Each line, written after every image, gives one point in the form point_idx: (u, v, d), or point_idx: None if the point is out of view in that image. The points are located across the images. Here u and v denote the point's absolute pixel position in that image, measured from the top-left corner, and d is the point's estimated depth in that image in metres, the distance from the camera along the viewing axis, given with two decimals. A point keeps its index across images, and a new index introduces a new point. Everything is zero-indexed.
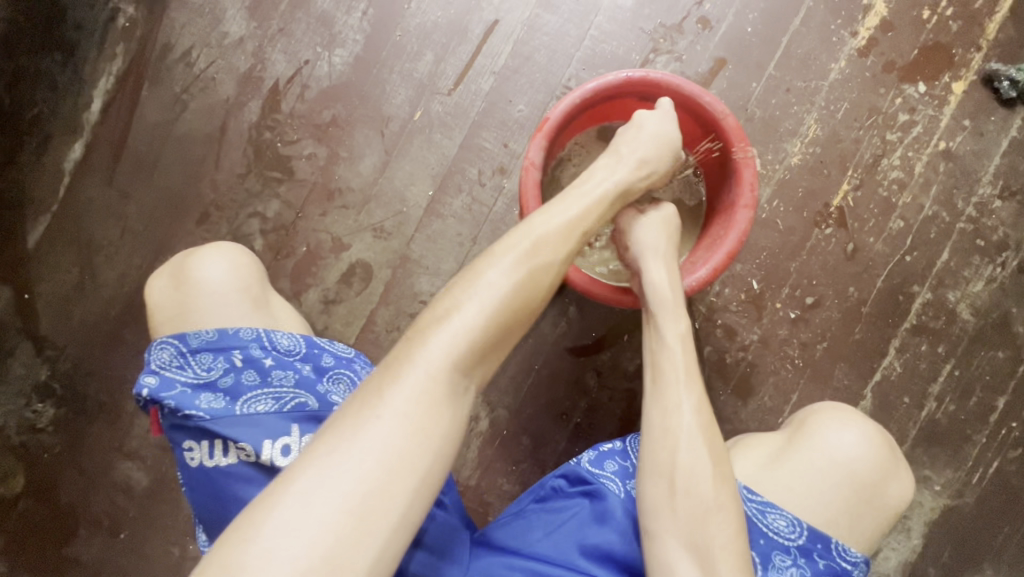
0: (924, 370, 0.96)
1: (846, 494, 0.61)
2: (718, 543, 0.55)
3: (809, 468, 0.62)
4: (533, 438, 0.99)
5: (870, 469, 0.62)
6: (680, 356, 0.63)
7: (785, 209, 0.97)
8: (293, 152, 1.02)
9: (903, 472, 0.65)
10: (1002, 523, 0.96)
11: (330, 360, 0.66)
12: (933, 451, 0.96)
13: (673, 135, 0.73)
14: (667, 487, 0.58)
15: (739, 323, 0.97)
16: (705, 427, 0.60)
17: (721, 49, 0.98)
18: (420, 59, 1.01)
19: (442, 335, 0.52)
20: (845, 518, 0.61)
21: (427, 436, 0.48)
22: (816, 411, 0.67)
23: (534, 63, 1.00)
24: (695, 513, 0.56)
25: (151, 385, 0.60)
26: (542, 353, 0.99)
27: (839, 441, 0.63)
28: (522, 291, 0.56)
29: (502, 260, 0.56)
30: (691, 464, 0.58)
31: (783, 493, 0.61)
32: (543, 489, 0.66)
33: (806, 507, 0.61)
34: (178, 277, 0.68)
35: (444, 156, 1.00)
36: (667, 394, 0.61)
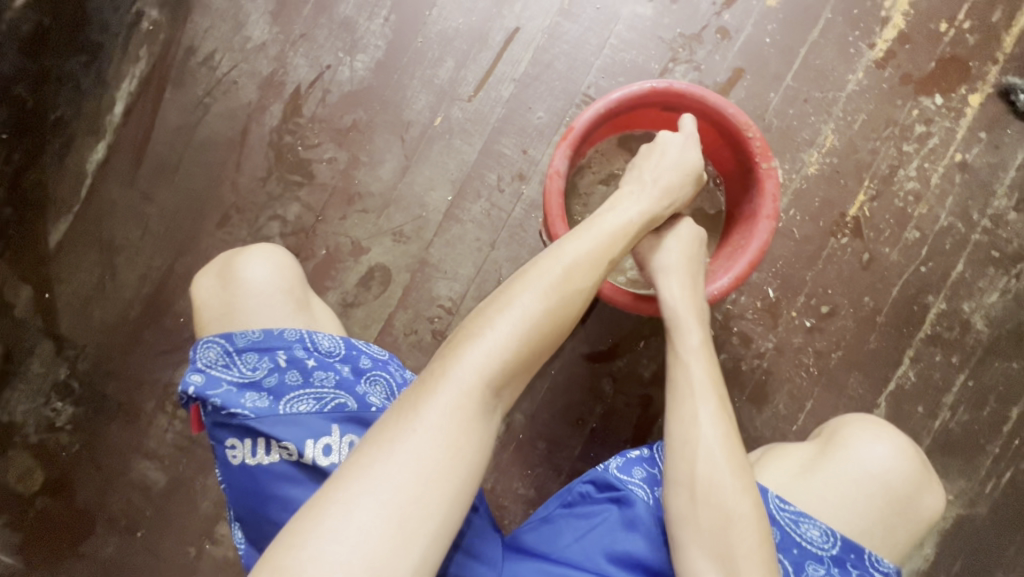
0: (938, 380, 0.97)
1: (878, 505, 0.62)
2: (742, 553, 0.55)
3: (842, 479, 0.63)
4: (549, 443, 1.00)
5: (902, 481, 0.63)
6: (697, 371, 0.63)
7: (802, 218, 0.98)
8: (314, 155, 1.03)
9: (934, 483, 0.65)
10: (1014, 533, 0.96)
11: (368, 362, 0.67)
12: (946, 461, 0.97)
13: (694, 161, 0.74)
14: (688, 499, 0.58)
15: (755, 331, 0.98)
16: (722, 437, 0.60)
17: (739, 59, 0.99)
18: (441, 65, 1.02)
19: (475, 355, 0.52)
20: (877, 528, 0.62)
21: (461, 456, 0.49)
22: (846, 423, 0.68)
23: (554, 71, 1.01)
24: (717, 525, 0.57)
25: (198, 382, 0.61)
26: (559, 358, 1.00)
27: (872, 453, 0.64)
28: (556, 311, 0.56)
29: (534, 280, 0.56)
30: (709, 477, 0.58)
31: (816, 503, 0.62)
32: (570, 494, 0.67)
33: (839, 518, 0.62)
34: (224, 276, 0.69)
35: (464, 161, 1.01)
36: (681, 406, 0.61)
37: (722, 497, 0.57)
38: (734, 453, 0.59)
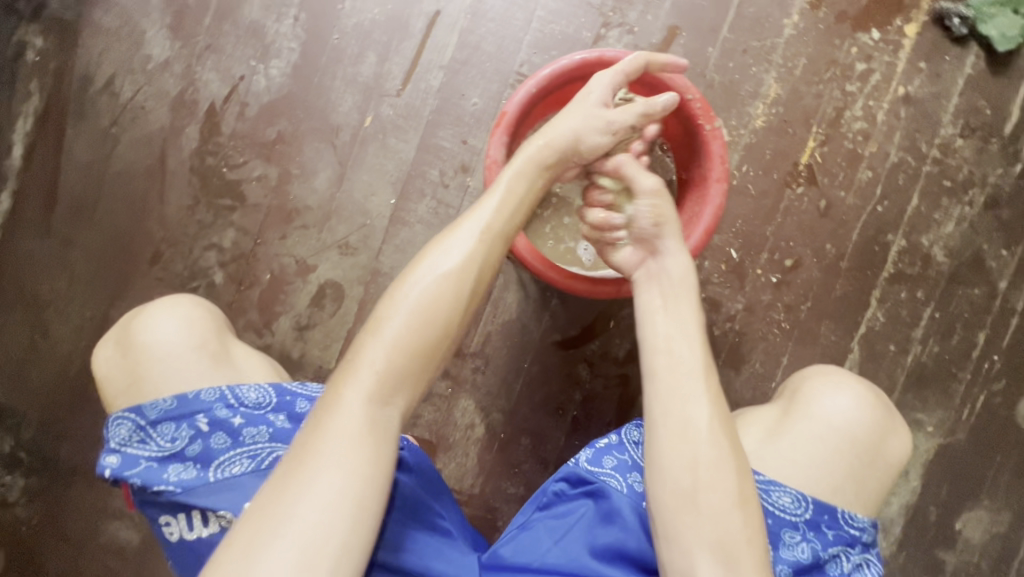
0: (905, 317, 0.97)
1: (848, 460, 0.60)
2: (744, 538, 0.51)
3: (809, 438, 0.61)
4: (531, 438, 0.97)
5: (868, 433, 0.61)
6: (695, 349, 0.57)
7: (755, 173, 0.96)
8: (241, 175, 0.96)
9: (896, 428, 0.64)
10: (994, 453, 0.98)
11: (305, 405, 0.62)
12: (923, 395, 0.98)
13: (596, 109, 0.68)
14: (690, 486, 0.52)
15: (723, 294, 0.97)
16: (726, 416, 0.55)
17: (672, 16, 0.95)
18: (362, 61, 0.96)
19: (357, 376, 0.51)
20: (850, 484, 0.60)
21: (355, 476, 0.47)
22: (806, 379, 0.66)
23: (483, 52, 0.95)
24: (725, 508, 0.51)
25: (114, 464, 0.58)
26: (531, 350, 0.97)
27: (835, 406, 0.62)
28: (438, 310, 0.54)
29: (416, 286, 0.55)
30: (713, 459, 0.52)
31: (786, 467, 0.60)
32: (545, 495, 0.65)
33: (811, 479, 0.59)
34: (130, 345, 0.64)
35: (402, 160, 0.96)
36: (684, 381, 0.55)
37: (726, 478, 0.52)
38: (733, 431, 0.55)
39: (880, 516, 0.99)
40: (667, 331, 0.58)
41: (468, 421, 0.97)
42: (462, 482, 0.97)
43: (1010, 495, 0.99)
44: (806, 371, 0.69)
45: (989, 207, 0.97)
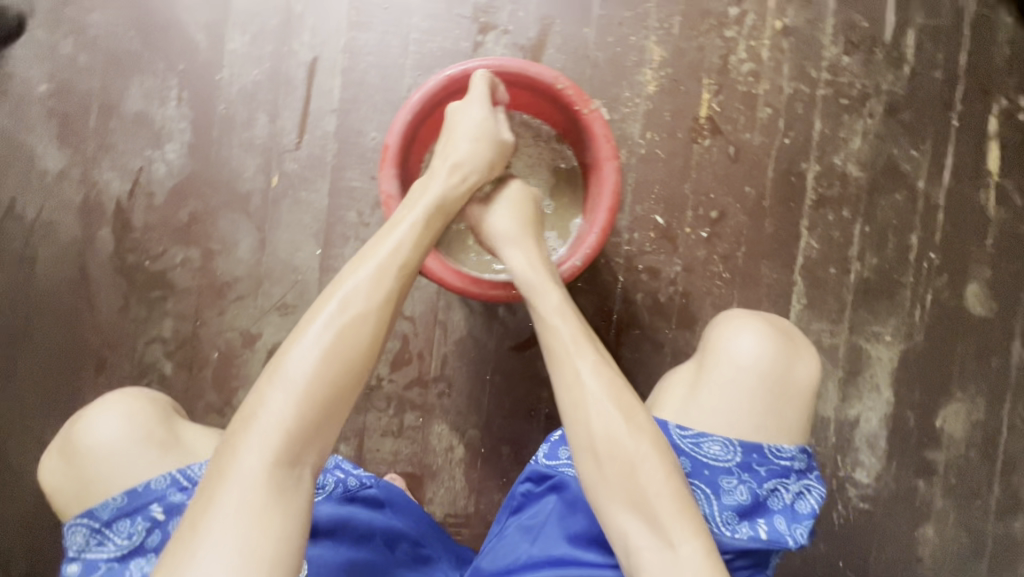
0: (838, 238, 0.99)
1: (764, 396, 0.61)
2: (653, 491, 0.51)
3: (721, 384, 0.62)
4: (512, 446, 0.98)
5: (779, 364, 0.62)
6: (565, 329, 0.58)
7: (660, 137, 0.98)
8: (165, 264, 0.96)
9: (805, 352, 0.64)
10: (955, 346, 1.01)
11: None
12: (874, 308, 1.00)
13: (486, 122, 0.71)
14: (595, 460, 0.53)
15: (659, 260, 0.98)
16: (619, 385, 0.55)
17: (542, 7, 0.96)
18: (254, 124, 0.96)
19: (255, 441, 0.51)
20: (773, 417, 0.61)
21: (257, 549, 0.47)
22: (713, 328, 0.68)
23: (369, 87, 0.96)
24: (630, 470, 0.52)
25: (77, 571, 0.60)
26: (490, 361, 0.98)
27: (741, 347, 0.63)
28: (346, 361, 0.54)
29: (307, 334, 0.54)
30: (617, 431, 0.53)
31: (708, 418, 0.62)
32: (515, 499, 0.66)
33: (733, 423, 0.61)
34: (70, 451, 0.64)
35: (318, 210, 0.96)
36: (564, 361, 0.57)
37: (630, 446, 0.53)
38: (630, 395, 0.55)
39: (864, 433, 1.01)
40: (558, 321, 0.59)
41: (447, 445, 0.98)
42: (456, 505, 0.98)
43: (980, 381, 1.01)
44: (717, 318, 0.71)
45: (890, 114, 0.99)
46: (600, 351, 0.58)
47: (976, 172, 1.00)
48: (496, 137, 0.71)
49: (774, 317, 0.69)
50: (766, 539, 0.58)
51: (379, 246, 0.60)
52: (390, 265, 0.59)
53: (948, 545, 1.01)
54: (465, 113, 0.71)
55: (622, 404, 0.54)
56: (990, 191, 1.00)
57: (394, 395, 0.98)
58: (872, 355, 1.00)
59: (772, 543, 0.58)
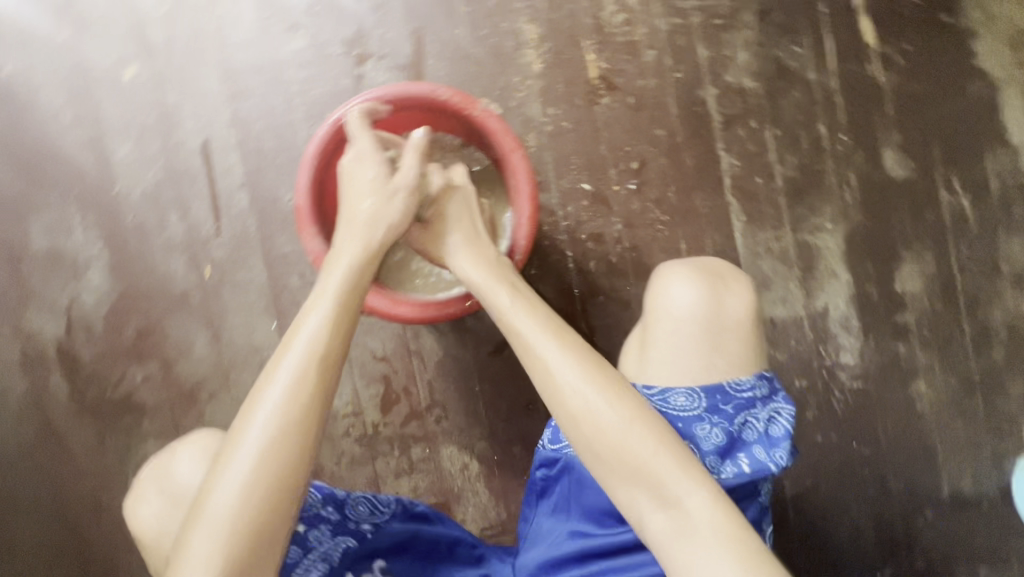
0: (754, 149, 1.03)
1: (710, 339, 0.65)
2: (647, 454, 0.53)
3: (667, 338, 0.66)
4: (522, 443, 1.00)
5: (714, 306, 0.66)
6: (524, 324, 0.59)
7: (562, 109, 0.99)
8: (127, 387, 0.94)
9: (735, 286, 0.68)
10: (890, 212, 1.06)
11: (343, 491, 0.76)
12: (808, 202, 1.04)
13: (376, 176, 0.66)
14: (584, 438, 0.55)
15: (599, 224, 1.00)
16: (586, 355, 0.57)
17: (409, 23, 0.97)
18: (168, 223, 0.94)
19: (209, 539, 0.49)
20: (724, 355, 0.65)
21: None
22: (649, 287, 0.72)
23: (269, 150, 0.95)
24: (618, 441, 0.54)
25: None
26: (474, 372, 0.99)
27: (678, 300, 0.67)
28: (296, 432, 0.51)
29: (259, 414, 0.51)
30: (598, 407, 0.54)
31: (667, 375, 0.66)
32: (536, 484, 0.69)
33: (690, 373, 0.65)
34: (166, 494, 0.66)
35: (260, 285, 0.95)
36: (529, 353, 0.57)
37: (614, 411, 0.54)
38: (603, 364, 0.57)
39: (837, 319, 1.05)
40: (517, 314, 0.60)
41: (461, 464, 0.99)
42: (489, 518, 0.99)
43: (923, 236, 1.06)
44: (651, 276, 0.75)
45: (763, 20, 1.03)
46: (562, 330, 0.58)
47: (857, 49, 1.05)
48: (391, 186, 0.65)
49: (701, 260, 0.72)
50: (750, 471, 0.61)
51: (326, 285, 0.58)
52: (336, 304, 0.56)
53: (943, 393, 1.06)
54: (359, 172, 0.66)
55: (594, 372, 0.56)
56: (875, 61, 1.05)
57: (395, 435, 0.98)
58: (820, 245, 1.04)
59: (756, 472, 0.61)
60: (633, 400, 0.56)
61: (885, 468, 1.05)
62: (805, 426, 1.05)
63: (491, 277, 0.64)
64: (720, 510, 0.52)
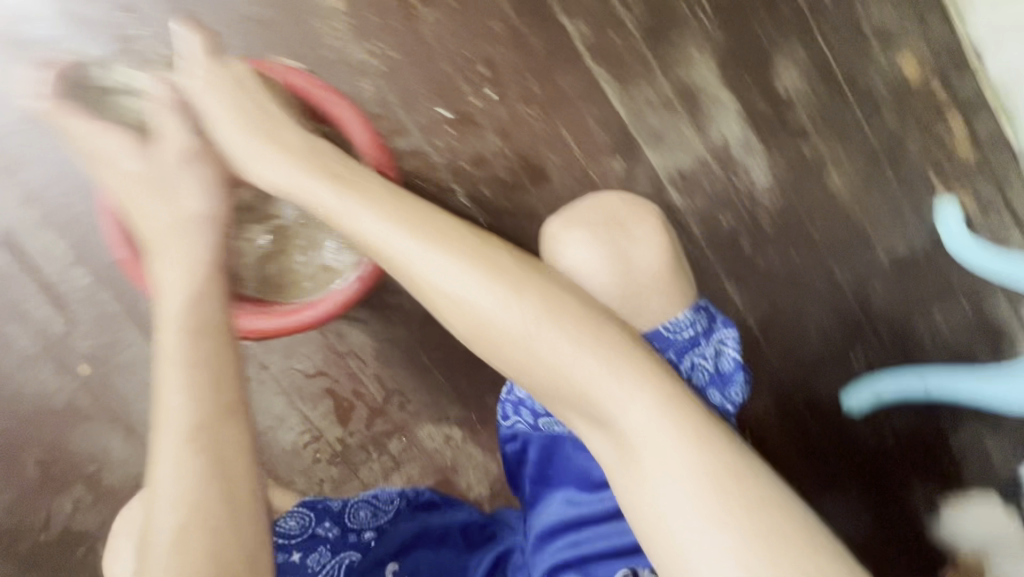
0: (596, 6, 0.96)
1: (622, 292, 0.62)
2: (561, 352, 0.47)
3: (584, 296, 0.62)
4: (494, 392, 0.96)
5: (615, 256, 0.63)
6: (366, 222, 0.50)
7: (384, 41, 0.89)
8: (57, 524, 0.83)
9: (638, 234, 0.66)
10: (747, 19, 1.02)
11: (337, 503, 0.76)
12: (668, 40, 0.99)
13: (134, 170, 0.61)
14: (491, 347, 0.49)
15: (474, 146, 0.93)
16: (479, 245, 0.50)
17: (174, 11, 0.83)
18: (11, 338, 0.82)
19: None
20: (642, 301, 0.62)
21: None
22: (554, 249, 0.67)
23: (84, 214, 0.82)
24: (528, 346, 0.47)
25: None
26: (415, 345, 0.93)
27: (578, 261, 0.62)
28: (212, 492, 0.42)
29: (160, 494, 0.42)
30: (487, 300, 0.48)
31: None
32: (507, 462, 0.68)
33: None
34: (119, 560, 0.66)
35: (148, 358, 0.84)
36: (400, 271, 0.50)
37: (527, 310, 0.48)
38: (507, 251, 0.50)
39: (738, 144, 1.03)
40: (363, 215, 0.50)
41: (442, 436, 0.95)
42: (493, 474, 0.96)
43: (786, 30, 1.04)
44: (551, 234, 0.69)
45: None
46: (446, 228, 0.50)
47: None
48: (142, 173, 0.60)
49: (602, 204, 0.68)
50: None
51: (166, 279, 0.52)
52: (193, 279, 0.52)
53: (855, 172, 1.07)
54: (115, 173, 0.61)
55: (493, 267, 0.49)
56: None
57: (365, 440, 0.93)
58: (696, 78, 1.01)
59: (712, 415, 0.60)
60: (550, 298, 0.49)
61: (828, 262, 1.08)
62: (746, 256, 1.06)
63: (299, 173, 0.54)
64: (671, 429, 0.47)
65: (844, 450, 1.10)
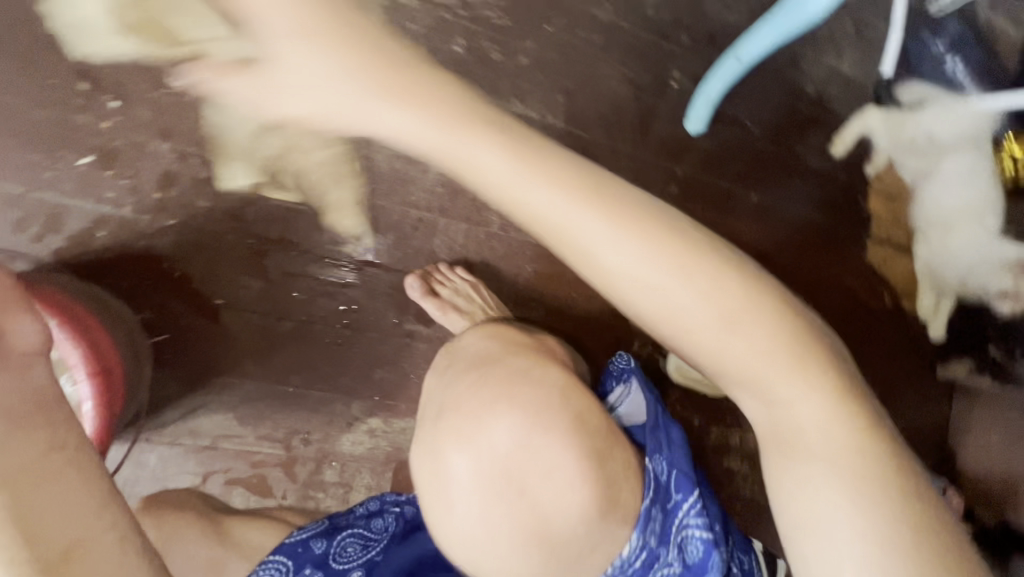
0: None
1: (521, 508, 0.60)
2: (582, 231, 0.44)
3: (452, 508, 0.62)
4: (378, 364, 0.90)
5: (508, 457, 0.60)
6: (240, 88, 0.44)
7: None
8: None
9: (554, 457, 0.60)
10: None
11: (321, 545, 0.70)
12: None
13: None
14: (427, 144, 0.43)
15: (150, 166, 0.77)
16: (622, 202, 0.45)
17: None
18: None
19: None
20: (541, 506, 0.60)
21: None
22: (431, 422, 0.67)
23: None
24: (508, 174, 0.43)
25: None
26: (270, 383, 0.86)
27: (462, 468, 0.62)
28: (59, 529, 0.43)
29: None
30: (434, 141, 0.43)
31: (495, 558, 0.61)
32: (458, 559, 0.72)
33: (517, 556, 0.60)
34: None
35: None
36: (320, 96, 0.43)
37: (661, 254, 0.45)
38: (740, 269, 0.47)
39: None
40: (225, 85, 0.45)
41: (364, 435, 0.90)
42: None
43: None
44: (441, 394, 0.69)
45: None
46: (608, 189, 0.45)
47: None
48: None
49: (545, 405, 0.62)
50: None
51: None
52: None
53: None
54: None
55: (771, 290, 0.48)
56: None
57: (300, 490, 0.88)
58: None
59: None
60: (765, 298, 0.47)
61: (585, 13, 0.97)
62: (507, 64, 0.92)
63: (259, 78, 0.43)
64: (787, 367, 0.47)
65: (722, 190, 1.10)
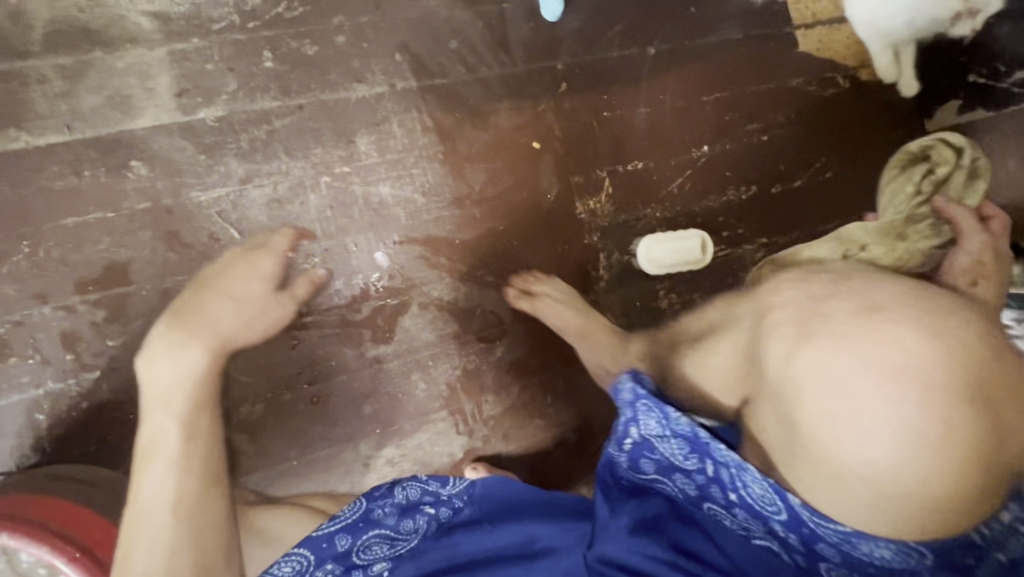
0: None
1: (953, 432, 0.48)
2: None
3: (837, 402, 0.51)
4: (364, 400, 0.89)
5: (947, 374, 0.50)
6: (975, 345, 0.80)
7: None
8: None
9: (973, 415, 0.49)
10: None
11: (345, 540, 0.65)
12: None
13: None
14: None
15: (48, 336, 0.74)
16: None
17: None
18: None
19: (145, 515, 0.58)
20: (975, 444, 0.48)
21: (206, 540, 0.59)
22: (842, 311, 0.57)
23: None
24: None
25: None
26: (275, 465, 0.86)
27: (893, 347, 0.51)
28: (198, 443, 0.64)
29: (156, 454, 0.63)
30: None
31: (898, 475, 0.48)
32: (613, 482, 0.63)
33: (925, 478, 0.48)
34: None
35: None
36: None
37: None
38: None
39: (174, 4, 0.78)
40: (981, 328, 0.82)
41: (385, 467, 0.90)
42: (443, 430, 0.92)
43: None
44: (841, 290, 0.60)
45: None
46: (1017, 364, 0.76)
47: None
48: None
49: (973, 367, 0.51)
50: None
51: (166, 372, 0.67)
52: (194, 358, 0.69)
53: None
54: None
55: None
56: None
57: None
58: (58, 22, 0.74)
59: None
60: None
61: None
62: (327, 54, 0.84)
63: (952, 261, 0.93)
64: None
65: (616, 62, 0.99)
